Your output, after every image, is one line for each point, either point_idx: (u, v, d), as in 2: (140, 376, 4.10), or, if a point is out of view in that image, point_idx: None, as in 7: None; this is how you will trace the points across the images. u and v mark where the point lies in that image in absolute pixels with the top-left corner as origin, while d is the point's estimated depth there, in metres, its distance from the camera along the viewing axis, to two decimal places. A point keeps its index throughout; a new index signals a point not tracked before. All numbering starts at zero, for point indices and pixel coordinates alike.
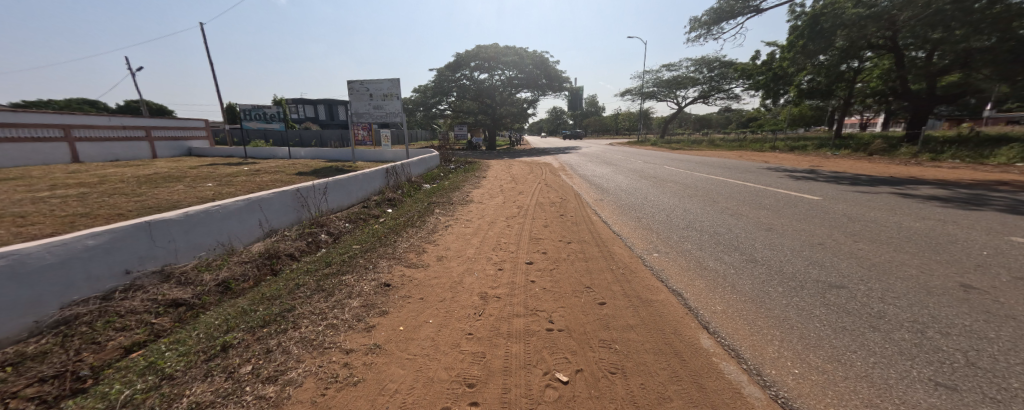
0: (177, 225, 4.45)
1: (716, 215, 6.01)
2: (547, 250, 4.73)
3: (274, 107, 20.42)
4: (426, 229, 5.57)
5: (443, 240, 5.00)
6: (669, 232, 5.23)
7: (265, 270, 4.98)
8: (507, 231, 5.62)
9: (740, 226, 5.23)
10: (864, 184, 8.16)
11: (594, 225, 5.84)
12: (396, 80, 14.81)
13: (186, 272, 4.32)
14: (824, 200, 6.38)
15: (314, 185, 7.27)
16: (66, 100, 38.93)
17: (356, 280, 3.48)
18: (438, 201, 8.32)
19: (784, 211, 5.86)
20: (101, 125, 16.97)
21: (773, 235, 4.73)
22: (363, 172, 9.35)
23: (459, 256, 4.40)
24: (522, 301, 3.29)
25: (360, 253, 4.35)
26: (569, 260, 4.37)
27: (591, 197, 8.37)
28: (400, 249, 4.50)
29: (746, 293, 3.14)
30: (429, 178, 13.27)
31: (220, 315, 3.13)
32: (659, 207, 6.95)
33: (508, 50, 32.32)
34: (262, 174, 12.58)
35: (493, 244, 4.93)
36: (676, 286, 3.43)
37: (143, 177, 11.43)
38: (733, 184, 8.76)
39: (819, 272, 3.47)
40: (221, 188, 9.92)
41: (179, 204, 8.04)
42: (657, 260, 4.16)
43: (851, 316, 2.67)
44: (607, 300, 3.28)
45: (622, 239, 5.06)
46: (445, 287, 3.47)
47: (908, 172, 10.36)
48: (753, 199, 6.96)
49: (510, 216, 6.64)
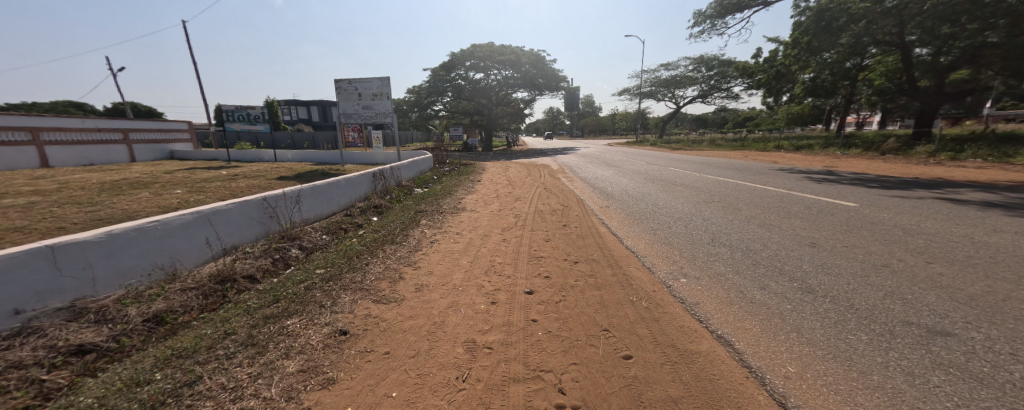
0: (96, 248, 3.64)
1: (744, 226, 5.22)
2: (551, 274, 3.93)
3: (259, 108, 19.52)
4: (408, 246, 4.75)
5: (427, 261, 4.19)
6: (694, 248, 4.43)
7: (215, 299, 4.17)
8: (503, 247, 4.82)
9: (778, 241, 4.44)
10: (897, 187, 7.42)
11: (603, 240, 5.04)
12: (385, 78, 14.00)
13: (104, 307, 3.51)
14: (862, 207, 5.63)
15: (284, 193, 6.42)
16: (52, 103, 38.12)
17: (303, 326, 2.64)
18: (427, 210, 7.51)
19: (822, 221, 5.10)
20: (74, 128, 16.03)
21: (821, 252, 3.94)
22: (346, 177, 8.51)
23: (443, 284, 3.57)
24: (521, 353, 2.50)
25: (323, 280, 3.54)
26: (579, 287, 3.58)
27: (595, 204, 7.60)
28: (374, 275, 3.70)
29: (821, 346, 2.33)
30: (421, 182, 12.45)
31: (108, 380, 2.28)
32: (673, 215, 6.19)
33: (503, 48, 31.45)
34: (241, 178, 11.74)
35: (486, 266, 4.13)
36: (722, 330, 2.63)
37: (110, 183, 10.58)
38: (750, 188, 8.02)
39: (904, 310, 2.69)
40: (190, 196, 9.05)
41: (135, 215, 7.20)
42: (688, 288, 3.36)
43: (989, 389, 1.87)
44: (633, 352, 2.48)
45: (640, 258, 4.25)
46: (421, 334, 2.66)
47: (934, 173, 9.64)
48: (780, 205, 6.20)
49: (506, 228, 5.84)
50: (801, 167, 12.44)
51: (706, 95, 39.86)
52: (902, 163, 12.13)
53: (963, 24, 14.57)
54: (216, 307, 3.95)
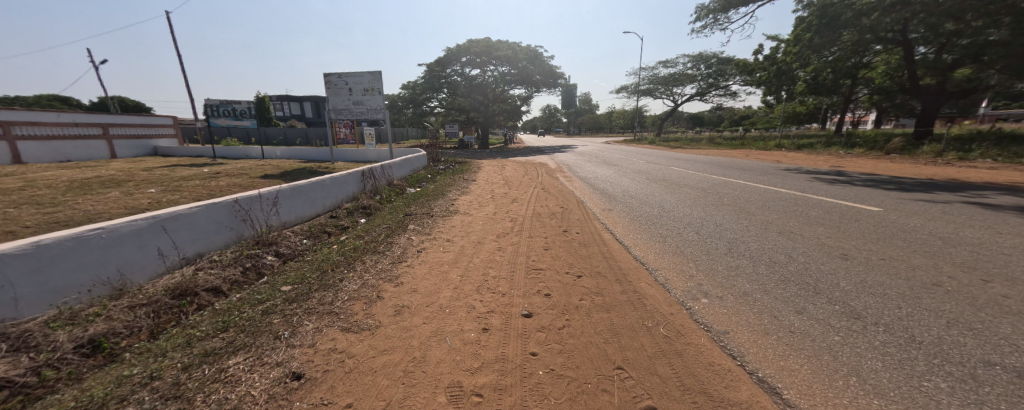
0: (19, 262, 3.10)
1: (761, 233, 4.76)
2: (552, 291, 3.44)
3: (245, 102, 18.13)
4: (391, 257, 4.23)
5: (411, 276, 3.69)
6: (711, 260, 3.96)
7: (172, 314, 3.68)
8: (498, 257, 4.35)
9: (804, 252, 3.99)
10: (915, 189, 7.03)
11: (608, 249, 4.57)
12: (377, 72, 13.42)
13: (27, 331, 2.99)
14: (886, 212, 5.22)
15: (260, 194, 5.86)
16: (35, 96, 37.01)
17: (247, 368, 2.14)
18: (417, 212, 6.99)
19: (847, 228, 4.65)
20: (49, 122, 15.28)
21: (855, 267, 3.49)
22: (332, 176, 7.98)
23: (427, 306, 3.08)
24: (518, 403, 2.01)
25: (288, 300, 3.05)
26: (585, 307, 3.12)
27: (596, 206, 7.14)
28: (348, 294, 3.19)
29: (896, 398, 1.86)
30: (413, 182, 11.93)
31: None
32: (681, 220, 5.75)
33: (500, 44, 30.84)
34: (222, 176, 11.15)
35: (478, 281, 3.64)
36: (763, 371, 2.16)
37: (81, 182, 9.94)
38: (761, 190, 7.57)
39: (984, 346, 2.22)
40: (162, 196, 8.46)
41: (98, 217, 6.62)
42: (712, 311, 2.89)
43: None
44: (657, 402, 2.00)
45: (651, 272, 3.78)
46: (395, 376, 2.17)
47: (946, 174, 9.28)
48: (796, 209, 5.77)
49: (502, 234, 5.33)
50: (807, 167, 12.02)
51: (704, 93, 39.53)
52: (909, 162, 11.80)
53: (968, 21, 14.25)
54: (169, 328, 3.46)
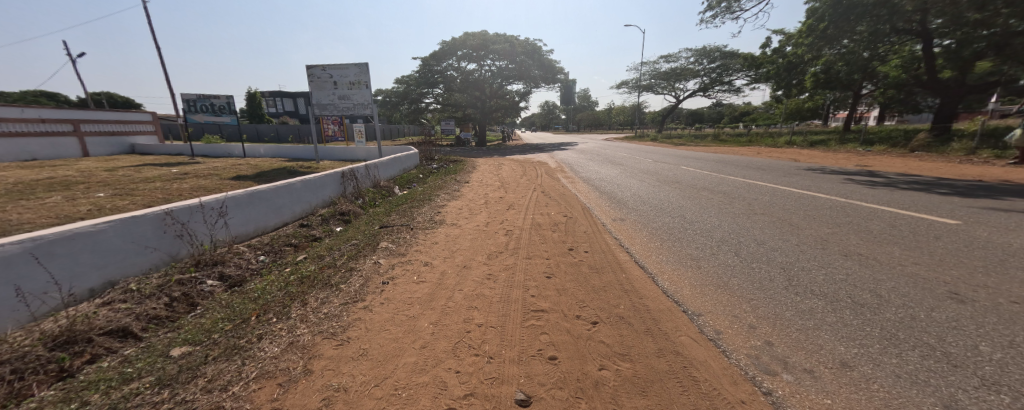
0: None
1: (821, 257, 3.74)
2: (559, 352, 2.44)
3: (225, 97, 16.92)
4: (344, 294, 3.19)
5: (364, 327, 2.66)
6: (769, 300, 2.96)
7: (45, 373, 2.54)
8: (487, 292, 3.31)
9: (896, 289, 2.96)
10: (975, 195, 6.07)
11: (628, 277, 3.56)
12: (363, 63, 12.34)
13: None
14: (967, 226, 4.23)
15: (202, 203, 4.82)
16: (21, 93, 35.97)
17: None
18: (396, 222, 5.99)
19: (934, 249, 3.64)
20: (12, 117, 14.12)
21: (986, 317, 2.47)
22: (303, 179, 6.96)
23: (375, 386, 2.06)
24: None
25: (160, 382, 2.06)
26: (607, 384, 2.12)
27: (605, 213, 6.18)
28: (257, 367, 2.18)
29: None
30: (401, 183, 10.89)
31: None
32: (712, 235, 4.73)
33: (497, 37, 29.59)
34: (189, 178, 10.09)
35: (455, 334, 2.61)
36: None
37: (27, 184, 8.90)
38: (793, 195, 6.58)
39: None
40: (110, 201, 7.42)
41: (16, 228, 5.58)
42: (810, 403, 1.87)
43: None
44: None
45: (693, 319, 2.76)
46: None
47: (996, 175, 8.22)
48: (849, 220, 4.79)
49: (495, 254, 4.32)
50: (830, 167, 11.02)
51: (707, 89, 38.48)
52: (944, 162, 10.79)
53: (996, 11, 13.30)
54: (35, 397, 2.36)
